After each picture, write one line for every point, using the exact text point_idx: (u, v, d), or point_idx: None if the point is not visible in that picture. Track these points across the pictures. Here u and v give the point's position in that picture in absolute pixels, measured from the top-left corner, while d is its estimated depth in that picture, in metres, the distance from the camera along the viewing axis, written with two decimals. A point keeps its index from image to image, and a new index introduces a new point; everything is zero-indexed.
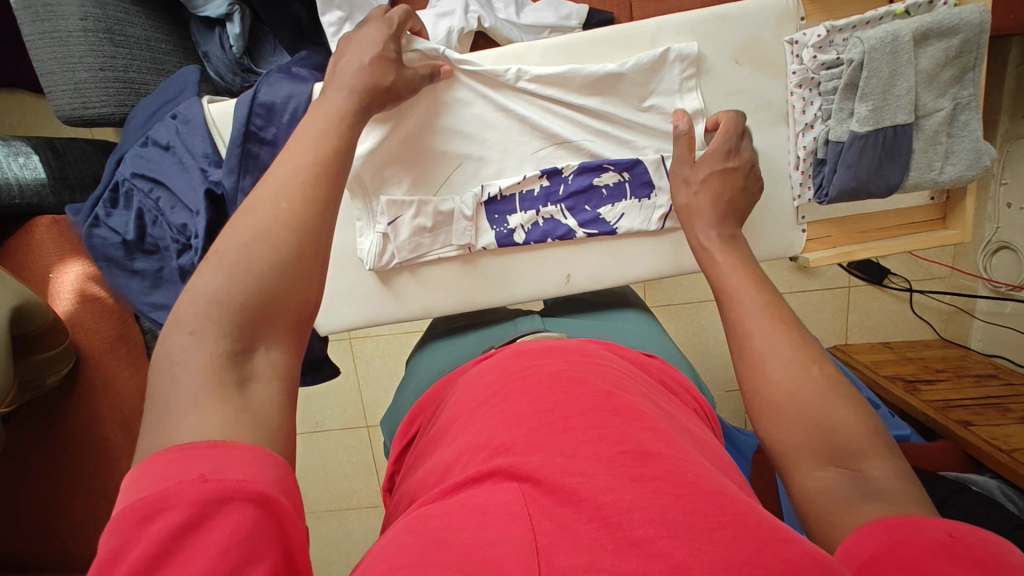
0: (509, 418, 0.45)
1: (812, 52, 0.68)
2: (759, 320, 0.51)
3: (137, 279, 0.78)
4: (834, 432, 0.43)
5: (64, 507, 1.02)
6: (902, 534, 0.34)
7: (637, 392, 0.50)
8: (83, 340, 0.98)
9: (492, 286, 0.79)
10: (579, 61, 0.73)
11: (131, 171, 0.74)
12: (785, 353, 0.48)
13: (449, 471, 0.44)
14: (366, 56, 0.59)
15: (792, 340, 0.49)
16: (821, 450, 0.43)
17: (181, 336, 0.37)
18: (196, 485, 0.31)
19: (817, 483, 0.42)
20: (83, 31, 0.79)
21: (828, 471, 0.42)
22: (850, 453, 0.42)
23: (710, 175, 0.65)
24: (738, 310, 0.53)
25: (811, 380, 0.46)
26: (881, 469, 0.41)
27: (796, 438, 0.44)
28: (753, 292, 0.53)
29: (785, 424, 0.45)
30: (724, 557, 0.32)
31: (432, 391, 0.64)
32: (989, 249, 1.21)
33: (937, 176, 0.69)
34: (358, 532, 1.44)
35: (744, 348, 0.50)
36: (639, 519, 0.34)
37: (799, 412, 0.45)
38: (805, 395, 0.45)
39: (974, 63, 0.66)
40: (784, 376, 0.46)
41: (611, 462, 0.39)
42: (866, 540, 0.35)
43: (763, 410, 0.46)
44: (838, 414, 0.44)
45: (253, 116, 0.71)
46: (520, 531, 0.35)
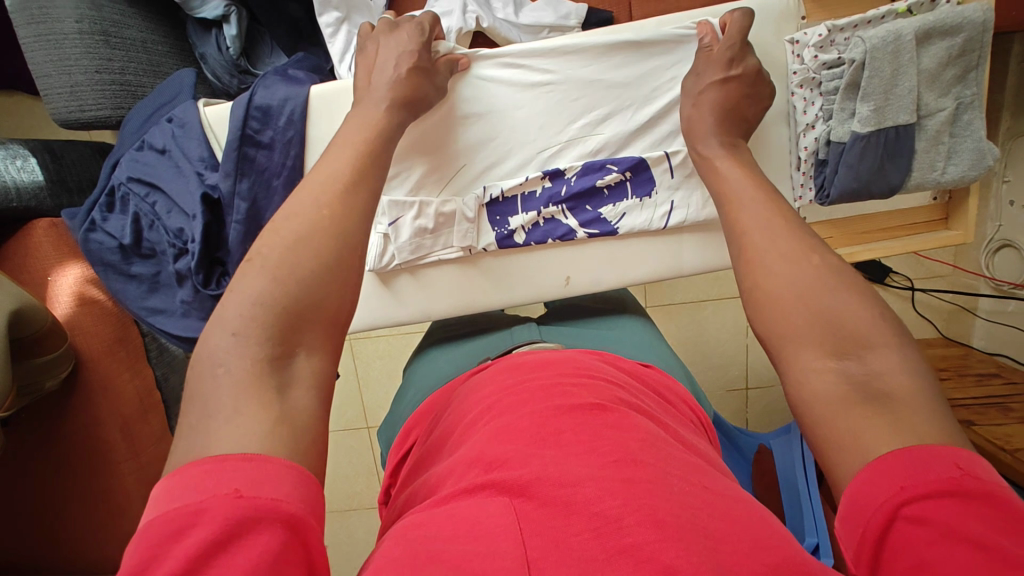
0: (504, 431, 0.44)
1: (813, 52, 0.67)
2: (764, 220, 0.49)
3: (134, 284, 0.77)
4: (838, 318, 0.41)
5: (66, 509, 1.03)
6: (908, 475, 0.34)
7: (635, 405, 0.50)
8: (82, 344, 0.98)
9: (491, 288, 0.79)
10: (576, 59, 0.72)
11: (127, 176, 0.74)
12: (787, 248, 0.46)
13: (443, 483, 0.44)
14: (402, 66, 0.61)
15: (796, 235, 0.47)
16: (824, 338, 0.41)
17: (224, 337, 0.37)
18: (230, 500, 0.30)
19: (819, 377, 0.41)
20: (79, 34, 0.78)
21: (831, 360, 0.41)
22: (855, 341, 0.40)
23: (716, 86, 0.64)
24: (738, 212, 0.52)
25: (812, 271, 0.44)
26: (888, 363, 0.39)
27: (796, 328, 0.43)
28: (757, 198, 0.52)
29: (788, 315, 0.43)
30: (711, 558, 0.33)
31: (431, 400, 0.64)
32: (991, 247, 1.20)
33: (939, 176, 0.68)
34: (359, 534, 1.44)
35: (746, 247, 0.49)
36: (628, 526, 0.35)
37: (800, 304, 0.43)
38: (808, 286, 0.44)
39: (977, 62, 0.65)
40: (787, 270, 0.45)
41: (603, 470, 0.39)
42: (870, 491, 0.34)
43: (762, 307, 0.45)
44: (843, 300, 0.42)
45: (250, 119, 0.70)
46: (511, 544, 0.35)
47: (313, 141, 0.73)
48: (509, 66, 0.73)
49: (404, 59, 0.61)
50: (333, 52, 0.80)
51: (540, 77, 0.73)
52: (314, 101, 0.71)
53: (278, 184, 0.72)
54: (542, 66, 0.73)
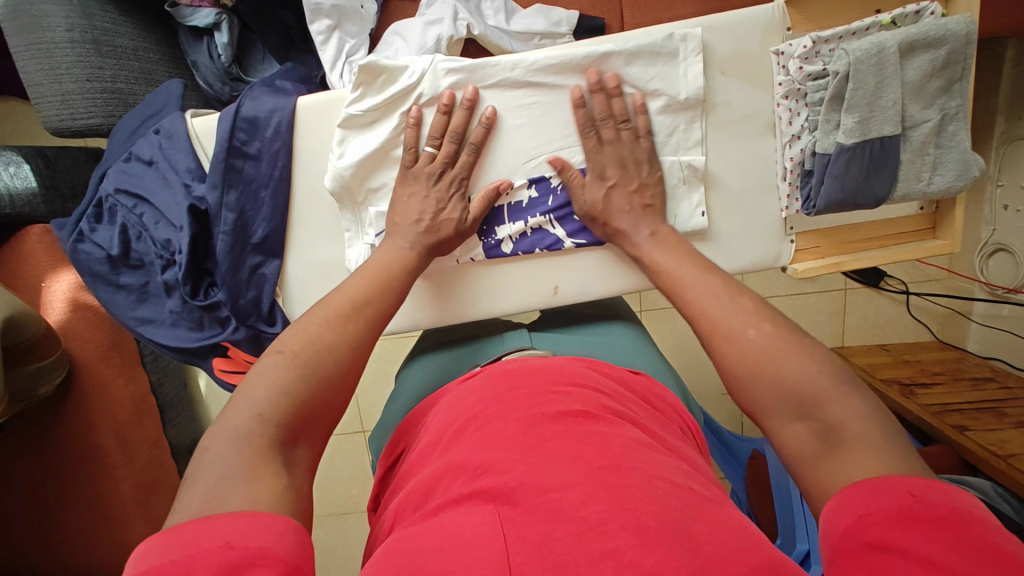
0: (490, 440, 0.45)
1: (798, 63, 0.68)
2: (704, 301, 0.56)
3: (123, 294, 0.78)
4: (788, 383, 0.47)
5: (63, 513, 1.03)
6: (862, 506, 0.36)
7: (620, 413, 0.50)
8: (76, 350, 0.98)
9: (480, 296, 0.79)
10: (561, 74, 0.71)
11: (114, 187, 0.74)
12: (733, 318, 0.52)
13: (428, 494, 0.44)
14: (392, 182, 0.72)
15: (728, 309, 0.53)
16: (783, 407, 0.46)
17: (247, 415, 0.44)
18: (223, 551, 0.34)
19: (792, 438, 0.45)
20: (70, 43, 0.79)
21: (797, 425, 0.45)
22: (807, 401, 0.45)
23: (614, 192, 0.69)
24: (684, 291, 0.59)
25: (752, 346, 0.50)
26: (844, 411, 0.44)
27: (763, 401, 0.48)
28: (694, 282, 0.59)
29: (746, 390, 0.49)
30: (692, 563, 0.33)
31: (417, 410, 0.65)
32: (986, 251, 1.20)
33: (925, 186, 0.69)
34: (354, 538, 1.45)
35: (699, 329, 0.55)
36: (611, 531, 0.35)
37: (757, 371, 0.48)
38: (755, 361, 0.49)
39: (962, 74, 0.65)
40: (732, 350, 0.51)
41: (586, 476, 0.40)
42: (834, 521, 0.37)
43: (730, 380, 0.51)
44: (787, 365, 0.47)
45: (236, 131, 0.70)
46: (494, 551, 0.35)
47: (300, 154, 0.73)
48: (490, 80, 0.70)
49: (428, 206, 0.68)
50: (324, 59, 0.80)
51: (525, 92, 0.71)
52: (299, 112, 0.71)
53: (265, 195, 0.73)
54: (525, 80, 0.71)
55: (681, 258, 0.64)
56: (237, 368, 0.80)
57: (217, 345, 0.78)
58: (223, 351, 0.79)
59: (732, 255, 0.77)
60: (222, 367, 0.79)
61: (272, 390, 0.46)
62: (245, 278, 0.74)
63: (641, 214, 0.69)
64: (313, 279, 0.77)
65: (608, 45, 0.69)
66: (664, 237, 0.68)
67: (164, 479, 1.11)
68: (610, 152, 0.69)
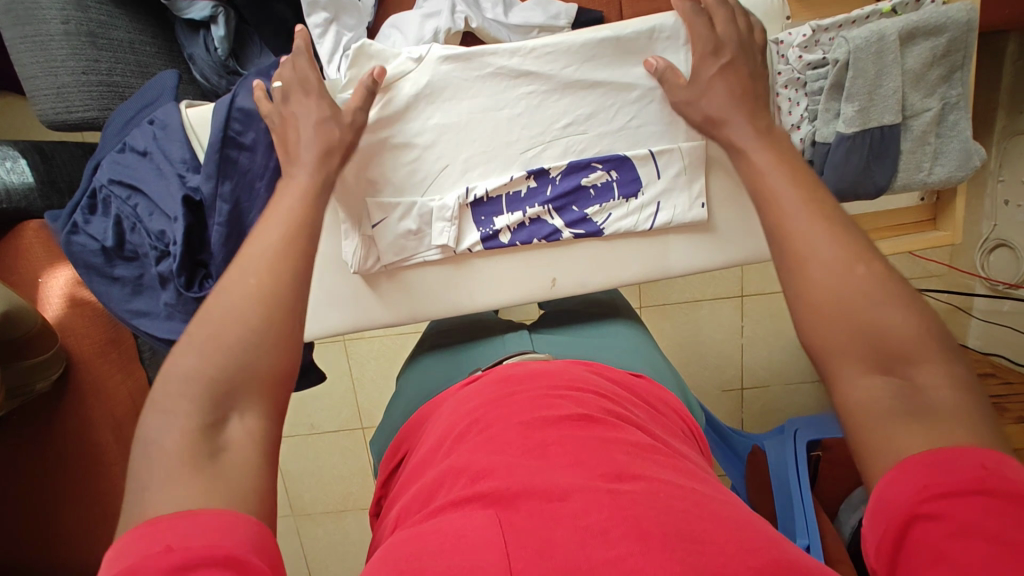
0: (490, 445, 0.45)
1: (799, 52, 0.65)
2: (798, 218, 0.46)
3: (117, 287, 0.77)
4: (881, 334, 0.41)
5: (62, 511, 1.03)
6: (929, 476, 0.35)
7: (620, 416, 0.50)
8: (72, 344, 0.99)
9: (476, 290, 0.78)
10: (556, 61, 0.71)
11: (108, 178, 0.73)
12: (832, 247, 0.44)
13: (431, 496, 0.45)
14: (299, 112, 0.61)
15: (834, 234, 0.45)
16: (869, 356, 0.41)
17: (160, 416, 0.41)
18: (162, 556, 0.33)
19: (868, 393, 0.41)
20: (65, 35, 0.78)
21: (877, 380, 0.41)
22: (900, 358, 0.41)
23: (716, 74, 0.60)
24: (775, 202, 0.48)
25: (853, 283, 0.43)
26: (935, 378, 0.40)
27: (842, 347, 0.42)
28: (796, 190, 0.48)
29: (825, 329, 0.43)
30: (692, 568, 0.33)
31: (420, 413, 0.64)
32: (987, 246, 1.20)
33: (926, 176, 0.68)
34: (354, 534, 1.46)
35: (784, 248, 0.46)
36: (614, 539, 0.35)
37: (844, 315, 0.42)
38: (856, 300, 0.42)
39: (963, 62, 0.65)
40: (829, 282, 0.43)
41: (588, 482, 0.40)
42: (891, 490, 0.36)
43: (805, 314, 0.44)
44: (891, 315, 0.42)
45: (232, 121, 0.70)
46: (497, 557, 0.35)
47: None
48: (484, 69, 0.71)
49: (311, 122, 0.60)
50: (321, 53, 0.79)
51: (522, 78, 0.71)
52: None
53: (261, 186, 0.72)
54: (521, 66, 0.71)
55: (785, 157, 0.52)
56: None
57: None
58: None
59: (732, 247, 0.76)
60: None
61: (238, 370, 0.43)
62: None
63: (743, 97, 0.58)
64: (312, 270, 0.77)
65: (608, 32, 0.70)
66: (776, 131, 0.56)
67: None
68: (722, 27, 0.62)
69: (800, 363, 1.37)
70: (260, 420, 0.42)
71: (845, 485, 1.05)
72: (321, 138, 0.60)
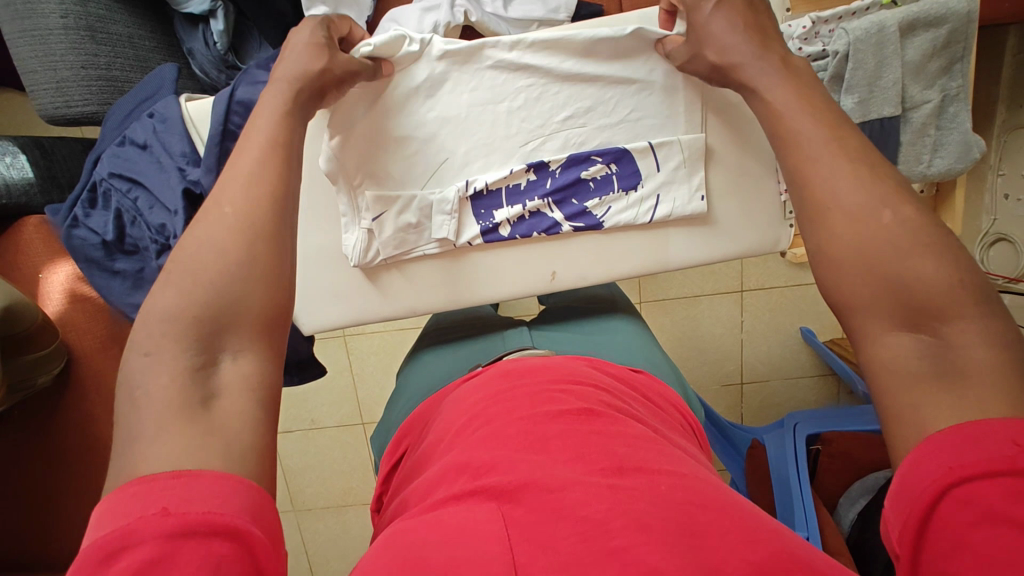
0: (491, 439, 0.46)
1: (798, 44, 0.65)
2: (823, 167, 0.46)
3: (118, 280, 0.78)
4: (906, 287, 0.40)
5: (61, 509, 1.03)
6: (955, 459, 0.34)
7: (620, 411, 0.50)
8: (74, 340, 1.01)
9: (476, 283, 0.78)
10: (552, 53, 0.70)
11: (108, 171, 0.74)
12: (858, 198, 0.44)
13: (431, 489, 0.45)
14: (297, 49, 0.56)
15: (860, 183, 0.44)
16: (893, 308, 0.41)
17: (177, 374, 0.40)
18: (159, 519, 0.32)
19: (893, 350, 0.40)
20: (64, 29, 0.77)
21: (903, 332, 0.40)
22: (928, 311, 0.39)
23: (716, 10, 0.55)
24: (801, 155, 0.48)
25: (880, 234, 0.42)
26: (967, 333, 0.38)
27: (864, 303, 0.42)
28: (822, 139, 0.47)
29: (849, 283, 0.43)
30: (695, 559, 0.34)
31: (422, 408, 0.64)
32: (986, 241, 1.20)
33: (925, 168, 0.69)
34: (355, 528, 1.46)
35: (809, 204, 0.46)
36: (616, 530, 0.36)
37: (867, 270, 0.42)
38: (880, 250, 0.42)
39: (962, 53, 0.65)
40: (852, 233, 0.43)
41: (588, 476, 0.40)
42: (918, 471, 0.35)
43: (828, 271, 0.45)
44: (917, 263, 0.40)
45: (232, 114, 0.69)
46: (500, 549, 0.36)
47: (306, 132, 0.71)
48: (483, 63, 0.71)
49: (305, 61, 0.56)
50: None
51: (519, 70, 0.71)
52: None
53: None
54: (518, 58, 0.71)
55: (808, 103, 0.50)
56: None
57: None
58: None
59: (731, 241, 0.77)
60: None
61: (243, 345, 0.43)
62: None
63: (749, 34, 0.53)
64: (313, 264, 0.77)
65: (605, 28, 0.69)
66: (796, 69, 0.52)
67: None
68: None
69: (799, 358, 1.37)
70: (265, 385, 0.42)
71: (844, 478, 1.05)
72: (301, 69, 0.55)
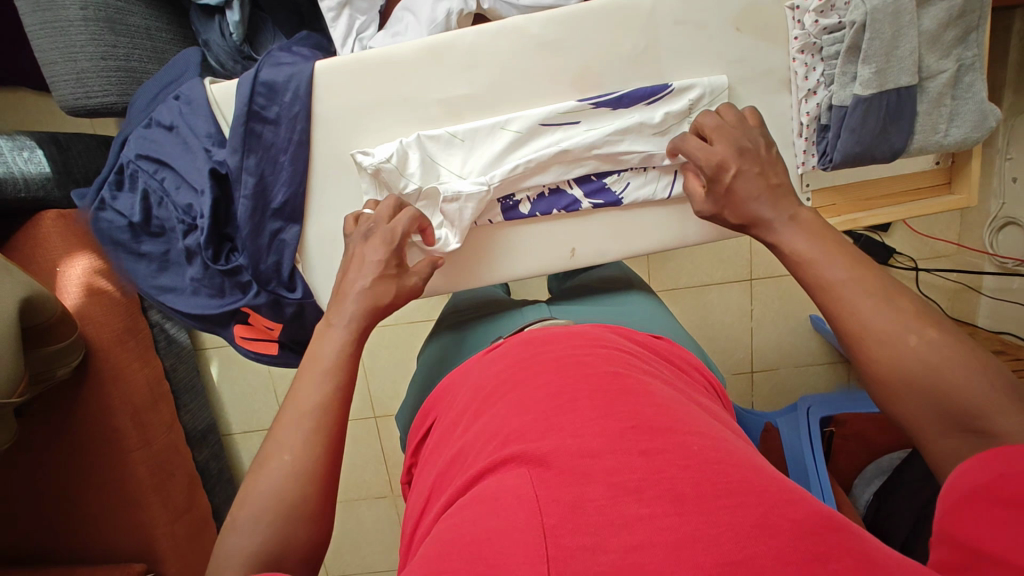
0: (521, 405, 0.47)
1: (814, 17, 0.67)
2: (847, 300, 0.51)
3: (145, 263, 0.79)
4: (947, 395, 0.45)
5: (81, 493, 1.09)
6: (1002, 467, 0.39)
7: (645, 371, 0.52)
8: (93, 334, 1.03)
9: (498, 263, 0.79)
10: (560, 51, 0.69)
11: (136, 153, 0.75)
12: (885, 321, 0.49)
13: (466, 460, 0.47)
14: (368, 279, 0.62)
15: (884, 312, 0.49)
16: (940, 419, 0.46)
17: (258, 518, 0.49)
18: None
19: (951, 449, 0.45)
20: (83, 20, 0.79)
21: (953, 437, 0.45)
22: (972, 413, 0.44)
23: (733, 183, 0.61)
24: (821, 284, 0.53)
25: (910, 353, 0.47)
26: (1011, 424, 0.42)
27: (916, 413, 0.47)
28: (839, 277, 0.52)
29: (897, 400, 0.48)
30: (732, 522, 0.35)
31: (443, 383, 0.64)
32: (995, 225, 1.20)
33: (942, 138, 0.69)
34: (369, 522, 1.47)
35: (840, 330, 0.52)
36: (646, 499, 0.37)
37: (908, 383, 0.47)
38: (915, 371, 0.47)
39: (978, 23, 0.65)
40: (887, 359, 0.48)
41: (619, 437, 0.42)
42: (970, 476, 0.40)
43: (874, 387, 0.50)
44: (951, 378, 0.45)
45: (256, 95, 0.70)
46: (529, 513, 0.38)
47: (321, 119, 0.72)
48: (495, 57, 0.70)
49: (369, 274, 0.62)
50: (335, 36, 0.79)
51: (530, 76, 0.71)
52: (317, 75, 0.70)
53: (285, 159, 0.72)
54: (526, 64, 0.70)
55: (824, 246, 0.55)
56: (255, 334, 0.82)
57: (237, 314, 0.80)
58: (243, 319, 0.81)
59: None
60: (242, 334, 0.82)
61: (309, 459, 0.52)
62: (265, 243, 0.75)
63: (769, 200, 0.59)
64: (331, 244, 0.77)
65: (637, 147, 0.72)
66: (807, 220, 0.57)
67: (178, 463, 1.18)
68: (721, 140, 0.63)
69: (809, 346, 1.38)
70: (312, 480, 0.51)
71: (858, 462, 1.06)
72: (374, 303, 0.61)
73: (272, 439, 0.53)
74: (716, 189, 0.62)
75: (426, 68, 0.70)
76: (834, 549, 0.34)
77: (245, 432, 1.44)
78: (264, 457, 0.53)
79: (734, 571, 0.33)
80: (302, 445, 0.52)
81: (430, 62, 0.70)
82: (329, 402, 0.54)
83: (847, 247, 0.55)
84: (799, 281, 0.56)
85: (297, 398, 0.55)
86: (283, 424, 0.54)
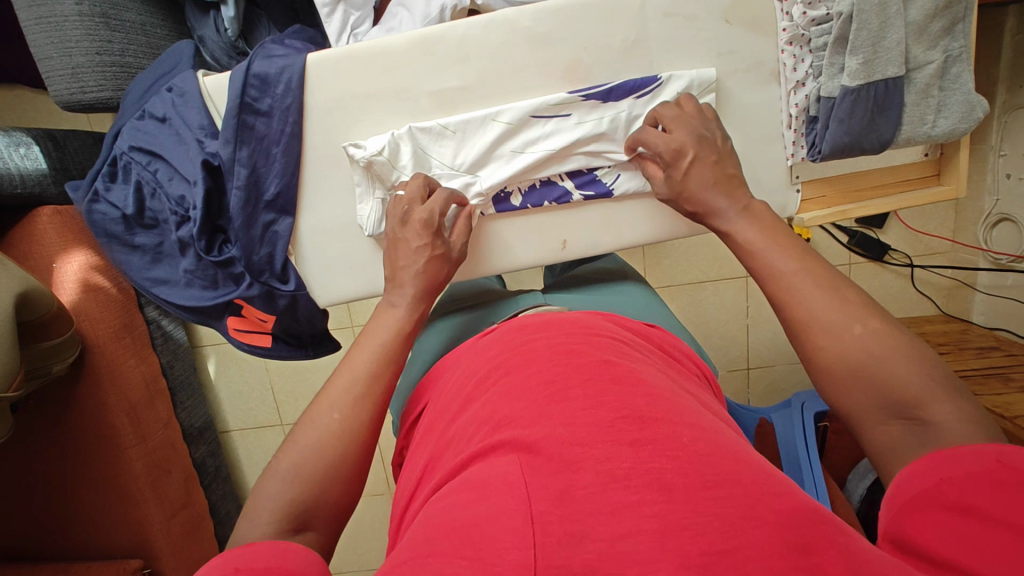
0: (509, 392, 0.47)
1: (801, 9, 0.68)
2: (799, 294, 0.53)
3: (138, 255, 0.80)
4: (889, 386, 0.47)
5: (76, 489, 1.10)
6: (952, 468, 0.39)
7: (637, 359, 0.52)
8: (88, 331, 1.03)
9: (493, 254, 0.79)
10: (552, 45, 0.70)
11: (129, 145, 0.75)
12: (835, 311, 0.51)
13: (454, 446, 0.48)
14: (419, 263, 0.65)
15: (832, 302, 0.52)
16: (881, 409, 0.47)
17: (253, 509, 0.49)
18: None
19: (886, 438, 0.47)
20: (79, 15, 0.79)
21: (890, 424, 0.47)
22: (911, 403, 0.45)
23: (689, 170, 0.63)
24: (774, 279, 0.56)
25: (856, 343, 0.49)
26: (949, 415, 0.44)
27: (857, 403, 0.48)
28: (791, 268, 0.55)
29: (838, 389, 0.50)
30: (718, 513, 0.36)
31: (434, 368, 0.65)
32: (989, 221, 1.20)
33: (930, 129, 0.69)
34: (365, 519, 1.47)
35: (791, 320, 0.54)
36: (635, 486, 0.37)
37: (850, 372, 0.49)
38: (859, 360, 0.49)
39: (964, 13, 0.65)
40: (833, 347, 0.50)
41: (608, 427, 0.42)
42: (922, 474, 0.41)
43: (818, 375, 0.51)
44: (893, 366, 0.47)
45: (248, 87, 0.70)
46: (518, 500, 0.38)
47: (312, 111, 0.73)
48: (483, 48, 0.70)
49: (417, 257, 0.65)
50: (329, 32, 0.79)
51: (522, 68, 0.71)
52: (311, 69, 0.71)
53: (277, 151, 0.73)
54: (518, 58, 0.70)
55: (773, 237, 0.58)
56: (249, 326, 0.83)
57: (231, 306, 0.81)
58: (237, 311, 0.81)
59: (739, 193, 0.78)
60: (236, 326, 0.83)
61: (320, 438, 0.53)
62: (258, 235, 0.75)
63: (722, 188, 0.62)
64: (326, 236, 0.78)
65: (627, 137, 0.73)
66: (759, 213, 0.61)
67: (173, 459, 1.19)
68: (679, 128, 0.65)
69: None
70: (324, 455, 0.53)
71: (851, 456, 1.05)
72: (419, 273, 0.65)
73: (320, 398, 0.57)
74: (673, 174, 0.65)
75: (415, 61, 0.71)
76: (819, 541, 0.34)
77: (243, 429, 1.44)
78: (312, 409, 0.56)
79: (718, 560, 0.33)
80: (350, 406, 0.55)
81: (425, 54, 0.70)
82: (378, 374, 0.58)
83: (796, 240, 0.58)
84: (752, 272, 0.59)
85: (343, 370, 0.59)
86: (331, 388, 0.57)
